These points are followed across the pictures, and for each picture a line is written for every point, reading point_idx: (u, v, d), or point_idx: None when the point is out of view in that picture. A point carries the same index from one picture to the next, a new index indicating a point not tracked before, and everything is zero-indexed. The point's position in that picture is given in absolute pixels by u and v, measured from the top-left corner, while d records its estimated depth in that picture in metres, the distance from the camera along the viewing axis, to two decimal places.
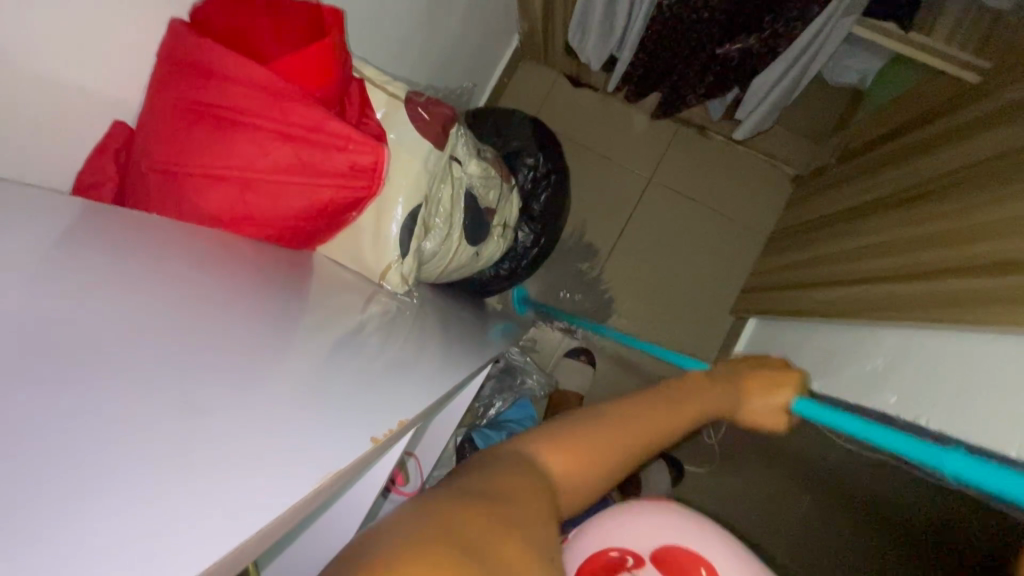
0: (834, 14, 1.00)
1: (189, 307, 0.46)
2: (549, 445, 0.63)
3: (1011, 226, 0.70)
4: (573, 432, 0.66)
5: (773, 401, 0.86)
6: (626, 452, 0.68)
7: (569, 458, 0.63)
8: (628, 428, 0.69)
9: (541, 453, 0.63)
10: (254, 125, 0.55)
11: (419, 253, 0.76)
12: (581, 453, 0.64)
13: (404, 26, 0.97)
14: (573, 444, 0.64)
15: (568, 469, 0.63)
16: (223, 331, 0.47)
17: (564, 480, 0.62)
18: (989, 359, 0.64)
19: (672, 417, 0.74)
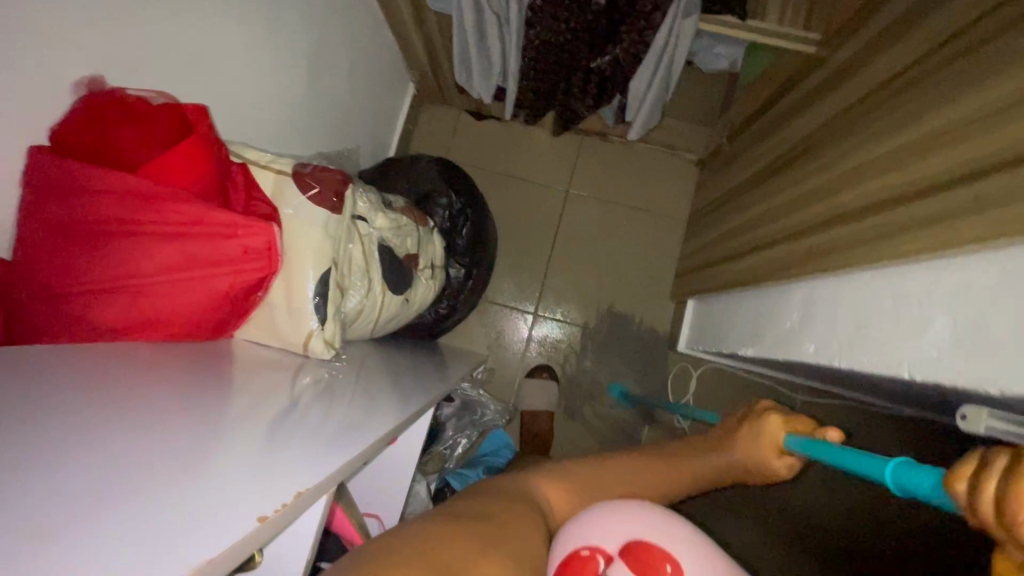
0: (676, 17, 1.06)
1: (87, 426, 0.46)
2: (548, 481, 0.71)
3: (864, 170, 0.77)
4: (561, 471, 0.74)
5: (768, 437, 0.82)
6: (635, 487, 0.77)
7: (563, 492, 0.71)
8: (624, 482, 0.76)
9: (544, 487, 0.69)
10: (134, 233, 0.56)
11: (339, 317, 0.77)
12: (570, 485, 0.72)
13: (289, 100, 1.00)
14: (563, 478, 0.73)
15: (564, 504, 0.69)
16: (127, 442, 0.46)
17: (557, 511, 0.68)
18: (871, 294, 0.71)
19: (673, 471, 0.81)
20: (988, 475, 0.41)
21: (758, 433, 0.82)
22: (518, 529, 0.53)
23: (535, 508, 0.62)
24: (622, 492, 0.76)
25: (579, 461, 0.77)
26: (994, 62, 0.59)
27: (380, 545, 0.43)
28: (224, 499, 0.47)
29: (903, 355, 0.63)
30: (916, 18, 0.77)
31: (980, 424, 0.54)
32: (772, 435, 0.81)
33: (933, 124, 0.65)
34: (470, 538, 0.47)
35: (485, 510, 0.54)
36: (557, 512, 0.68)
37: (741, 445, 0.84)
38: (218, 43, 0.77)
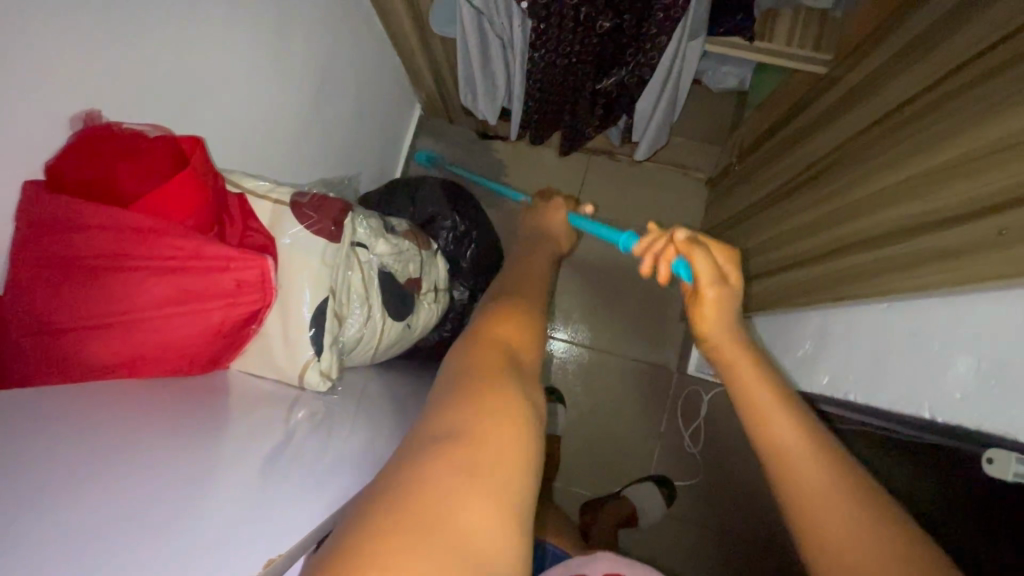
0: (683, 38, 1.02)
1: (71, 476, 0.44)
2: (491, 320, 0.61)
3: (879, 198, 0.74)
4: (491, 309, 0.63)
5: (554, 217, 0.99)
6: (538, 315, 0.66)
7: (515, 324, 0.61)
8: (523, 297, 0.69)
9: (490, 327, 0.59)
10: (128, 269, 0.55)
11: (337, 347, 0.75)
12: (516, 319, 0.61)
13: (292, 125, 1.00)
14: (504, 316, 0.61)
15: (518, 336, 0.59)
16: (109, 497, 0.45)
17: (518, 345, 0.58)
18: (887, 327, 0.68)
19: (536, 277, 0.79)
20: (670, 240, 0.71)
21: (556, 219, 0.98)
22: (506, 413, 0.47)
23: (510, 367, 0.53)
24: (531, 303, 0.69)
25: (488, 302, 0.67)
26: (1016, 87, 0.55)
27: (372, 512, 0.37)
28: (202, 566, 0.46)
29: (923, 396, 0.61)
30: (933, 41, 0.75)
31: (1007, 471, 0.51)
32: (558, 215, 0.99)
33: (954, 150, 0.62)
34: (466, 479, 0.41)
35: (460, 424, 0.45)
36: (515, 345, 0.58)
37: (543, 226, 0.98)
38: (219, 71, 0.77)
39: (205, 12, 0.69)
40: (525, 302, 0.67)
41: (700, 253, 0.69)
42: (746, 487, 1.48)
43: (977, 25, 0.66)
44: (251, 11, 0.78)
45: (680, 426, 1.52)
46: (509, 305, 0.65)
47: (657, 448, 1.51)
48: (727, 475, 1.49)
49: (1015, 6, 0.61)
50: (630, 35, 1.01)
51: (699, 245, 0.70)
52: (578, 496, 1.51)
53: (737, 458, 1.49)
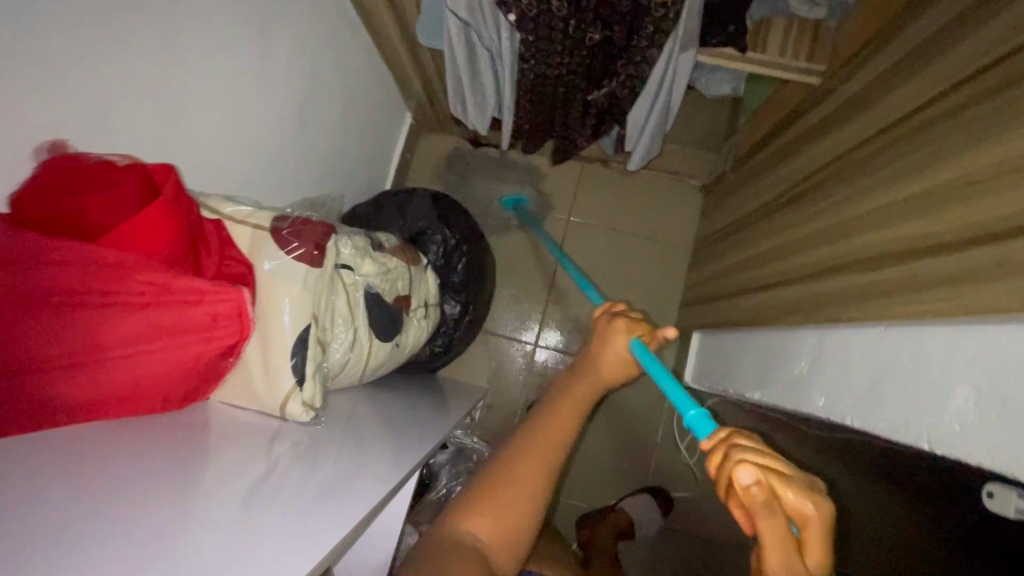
0: (673, 52, 0.99)
1: (45, 513, 0.43)
2: (471, 509, 0.67)
3: (876, 217, 0.72)
4: (478, 493, 0.68)
5: (613, 349, 0.70)
6: (536, 499, 0.68)
7: (492, 517, 0.66)
8: (528, 466, 0.68)
9: (466, 522, 0.66)
10: (99, 304, 0.53)
11: (321, 374, 0.73)
12: (494, 514, 0.66)
13: (278, 140, 0.98)
14: (484, 508, 0.66)
15: (496, 535, 0.66)
16: (89, 533, 0.43)
17: (490, 544, 0.65)
18: (881, 351, 0.66)
19: (556, 430, 0.69)
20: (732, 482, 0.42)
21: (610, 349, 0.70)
22: None
23: (479, 570, 0.61)
24: (530, 484, 0.68)
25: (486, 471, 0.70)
26: (1015, 109, 0.54)
27: None
28: None
29: (920, 426, 0.58)
30: (929, 55, 0.73)
31: (1008, 506, 0.52)
32: (615, 349, 0.70)
33: (951, 173, 0.60)
34: None
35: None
36: (488, 543, 0.65)
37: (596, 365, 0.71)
38: (196, 89, 0.74)
39: (181, 31, 0.68)
40: (520, 487, 0.67)
41: (767, 523, 0.40)
42: None
43: (975, 42, 0.65)
44: (228, 26, 0.76)
45: (675, 437, 1.50)
46: (497, 487, 0.68)
47: (654, 459, 1.50)
48: None
49: (1010, 25, 0.59)
50: (621, 46, 1.00)
51: (774, 510, 0.40)
52: (574, 508, 1.50)
53: None
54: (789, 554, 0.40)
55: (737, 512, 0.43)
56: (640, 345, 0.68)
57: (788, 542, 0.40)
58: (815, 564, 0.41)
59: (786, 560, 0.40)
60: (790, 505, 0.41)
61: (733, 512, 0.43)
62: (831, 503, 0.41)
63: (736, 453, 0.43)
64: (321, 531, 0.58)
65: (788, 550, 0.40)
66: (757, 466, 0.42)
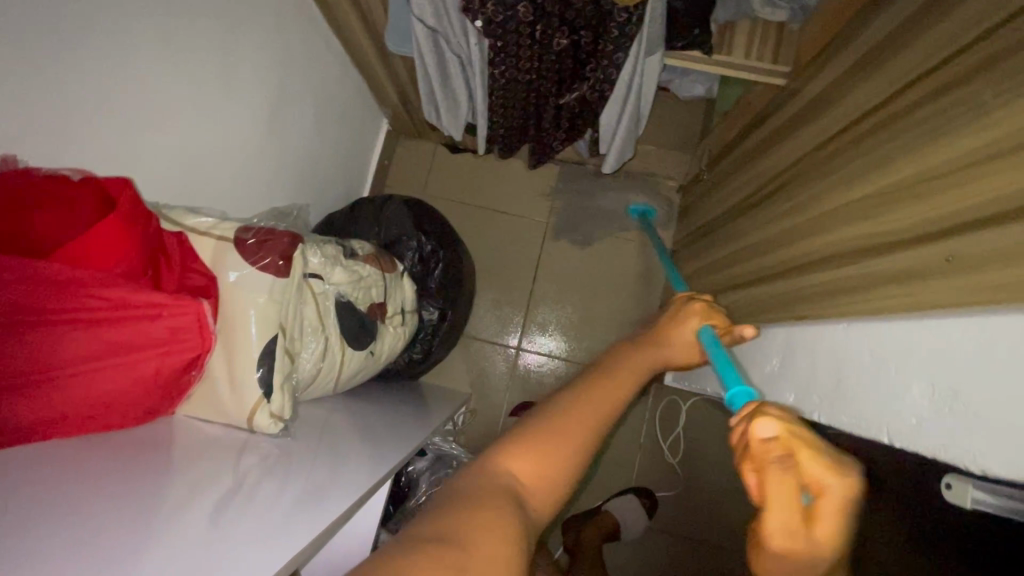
0: (639, 56, 1.00)
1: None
2: (512, 449, 0.57)
3: (837, 216, 0.74)
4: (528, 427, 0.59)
5: (684, 327, 0.73)
6: (592, 438, 0.59)
7: (538, 457, 0.57)
8: (582, 412, 0.60)
9: (506, 463, 0.56)
10: (51, 322, 0.52)
11: (290, 385, 0.73)
12: (546, 444, 0.57)
13: (247, 150, 0.98)
14: (534, 440, 0.58)
15: (540, 474, 0.56)
16: (37, 554, 0.42)
17: (530, 488, 0.55)
18: (843, 347, 0.67)
19: (620, 383, 0.64)
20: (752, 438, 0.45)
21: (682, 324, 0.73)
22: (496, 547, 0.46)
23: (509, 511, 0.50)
24: (585, 430, 0.59)
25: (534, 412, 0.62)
26: (961, 108, 0.55)
27: None
28: None
29: (880, 421, 0.59)
30: (884, 55, 0.75)
31: (967, 497, 0.52)
32: (689, 330, 0.72)
33: (903, 172, 0.62)
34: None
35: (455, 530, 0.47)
36: (529, 487, 0.55)
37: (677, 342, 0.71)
38: (156, 102, 0.74)
39: (138, 44, 0.67)
40: (576, 428, 0.59)
41: (779, 478, 0.42)
42: (726, 497, 1.47)
43: (926, 41, 0.66)
44: (190, 37, 0.75)
45: (659, 437, 1.51)
46: (553, 424, 0.59)
47: (638, 459, 1.50)
48: (708, 485, 1.48)
49: (956, 27, 0.61)
50: (589, 50, 1.00)
51: (786, 464, 0.43)
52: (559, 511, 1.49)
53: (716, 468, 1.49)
54: (787, 515, 0.42)
55: (751, 477, 0.44)
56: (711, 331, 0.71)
57: (789, 506, 0.41)
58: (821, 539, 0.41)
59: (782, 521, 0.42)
60: (806, 469, 0.43)
61: (747, 477, 0.44)
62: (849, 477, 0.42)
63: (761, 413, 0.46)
64: (289, 545, 0.56)
65: (788, 514, 0.41)
66: (792, 434, 0.44)
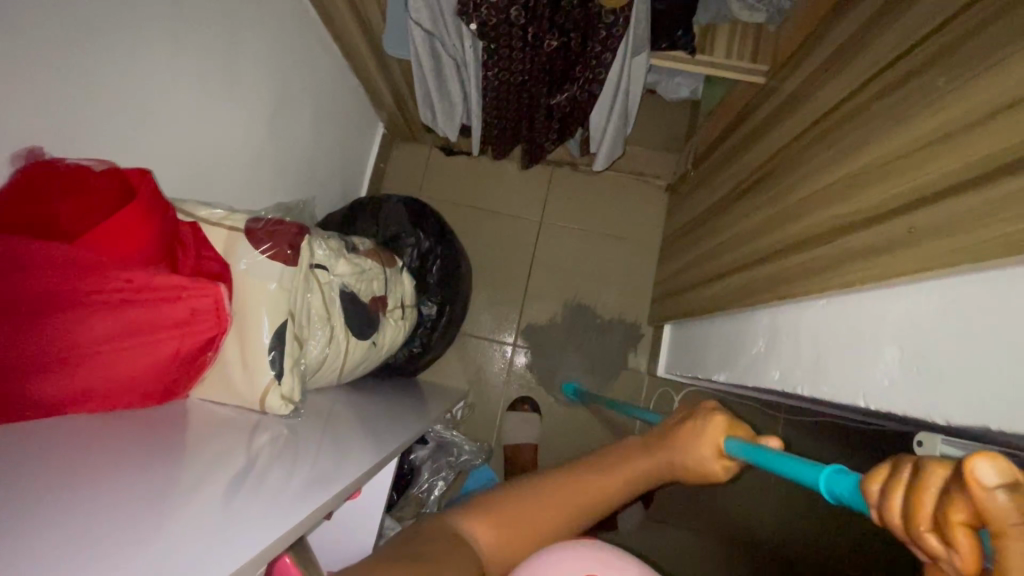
0: (627, 55, 1.05)
1: (29, 496, 0.44)
2: (477, 517, 0.69)
3: (814, 200, 0.78)
4: (502, 499, 0.71)
5: (699, 450, 0.64)
6: (552, 527, 0.70)
7: (494, 528, 0.68)
8: (548, 504, 0.70)
9: (467, 528, 0.67)
10: (78, 303, 0.55)
11: (298, 369, 0.76)
12: (508, 518, 0.69)
13: (251, 150, 1.01)
14: (495, 517, 0.69)
15: (497, 546, 0.68)
16: (69, 514, 0.45)
17: (486, 554, 0.67)
18: (823, 322, 0.72)
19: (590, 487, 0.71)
20: (983, 502, 0.31)
21: (701, 439, 0.64)
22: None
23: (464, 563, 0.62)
24: (548, 517, 0.70)
25: (512, 485, 0.73)
26: (921, 95, 0.60)
27: None
28: (171, 556, 0.45)
29: (858, 386, 0.63)
30: (853, 51, 0.80)
31: (935, 451, 0.52)
32: (708, 444, 0.63)
33: (872, 155, 0.66)
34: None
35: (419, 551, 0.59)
36: (488, 552, 0.67)
37: (678, 448, 0.67)
38: (167, 99, 0.77)
39: (149, 43, 0.70)
40: (540, 515, 0.70)
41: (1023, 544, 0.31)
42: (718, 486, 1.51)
43: (888, 38, 0.71)
44: (197, 38, 0.79)
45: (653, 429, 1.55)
46: (516, 503, 0.71)
47: None
48: None
49: (916, 22, 0.66)
50: (578, 51, 1.05)
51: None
52: None
53: None
54: None
55: (962, 536, 0.33)
56: (742, 447, 0.60)
57: None
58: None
59: None
60: None
61: (959, 539, 0.33)
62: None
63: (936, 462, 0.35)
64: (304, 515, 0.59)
65: None
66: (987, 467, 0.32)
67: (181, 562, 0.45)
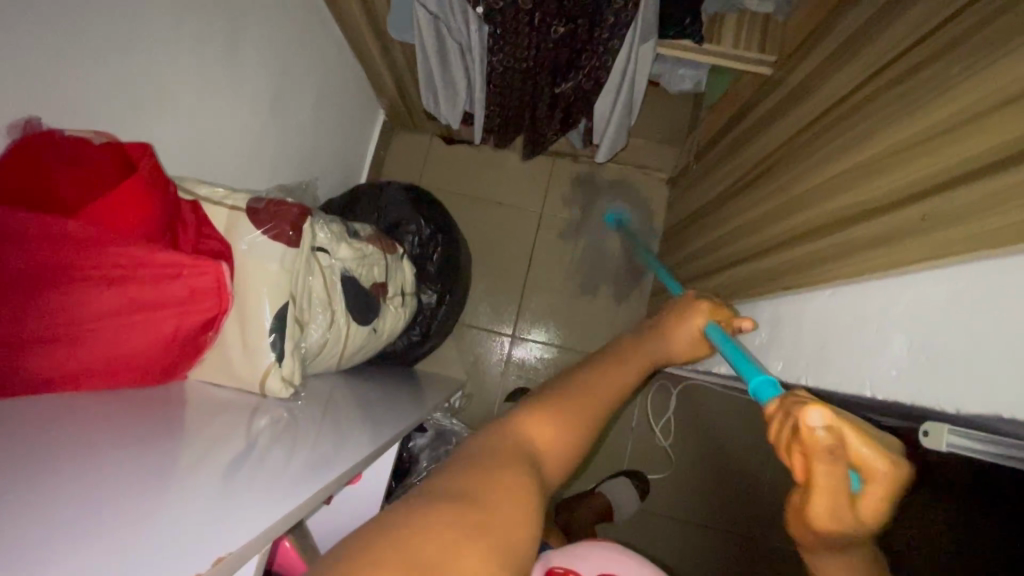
0: (634, 43, 1.04)
1: (24, 472, 0.43)
2: (535, 415, 0.63)
3: (821, 190, 0.78)
4: (545, 398, 0.66)
5: (687, 328, 0.79)
6: (598, 416, 0.67)
7: (550, 424, 0.63)
8: (583, 400, 0.67)
9: (527, 427, 0.61)
10: (74, 278, 0.53)
11: (299, 352, 0.75)
12: (564, 411, 0.65)
13: (252, 132, 0.99)
14: (552, 407, 0.64)
15: (551, 442, 0.61)
16: (63, 493, 0.43)
17: (547, 450, 0.61)
18: (829, 312, 0.71)
19: (619, 370, 0.73)
20: (808, 438, 0.48)
21: (687, 322, 0.79)
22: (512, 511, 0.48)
23: (526, 471, 0.54)
24: (595, 407, 0.67)
25: (550, 388, 0.69)
26: (935, 83, 0.60)
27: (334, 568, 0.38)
28: (165, 540, 0.43)
29: (864, 376, 0.63)
30: (863, 41, 0.79)
31: (942, 441, 0.51)
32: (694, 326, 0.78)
33: (883, 144, 0.66)
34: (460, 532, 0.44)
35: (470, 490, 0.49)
36: (546, 448, 0.61)
37: (670, 335, 0.78)
38: (166, 77, 0.75)
39: (149, 16, 0.69)
40: (585, 404, 0.66)
41: (827, 469, 0.47)
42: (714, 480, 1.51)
43: (900, 26, 0.71)
44: (198, 14, 0.77)
45: (650, 422, 1.55)
46: (563, 394, 0.67)
47: (630, 444, 1.54)
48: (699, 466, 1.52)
49: (929, 10, 0.66)
50: (585, 39, 1.04)
51: (836, 457, 0.47)
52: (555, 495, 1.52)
53: (707, 449, 1.53)
54: (840, 498, 0.48)
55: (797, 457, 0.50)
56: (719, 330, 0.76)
57: (838, 491, 0.48)
58: (869, 509, 0.48)
59: (842, 503, 0.48)
60: (854, 450, 0.47)
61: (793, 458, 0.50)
62: (899, 465, 0.48)
63: (808, 402, 0.49)
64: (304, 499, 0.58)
65: (845, 495, 0.48)
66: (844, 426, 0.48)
67: (177, 545, 0.43)
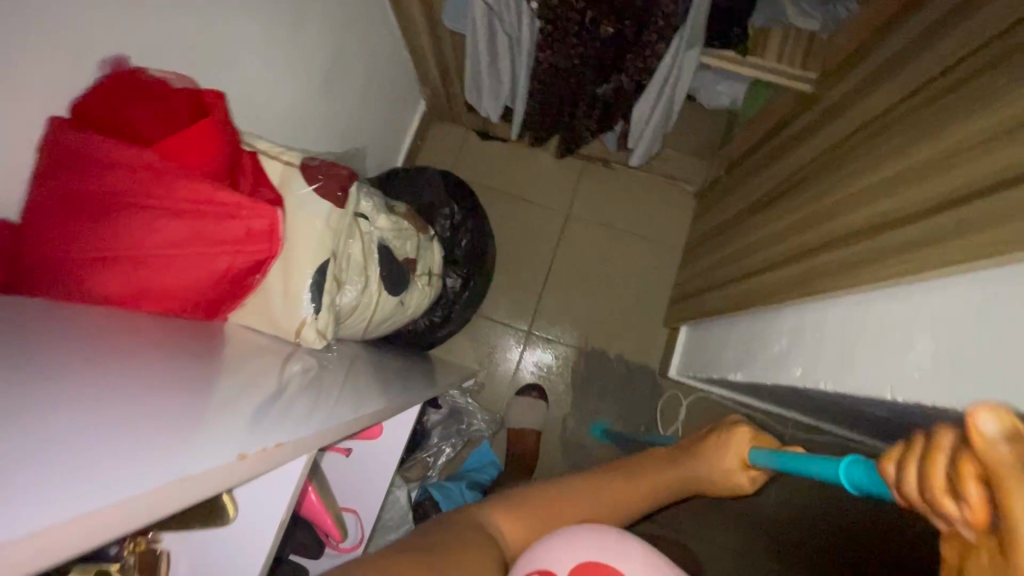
0: (680, 47, 1.08)
1: (92, 358, 0.47)
2: (497, 509, 0.69)
3: (853, 201, 0.78)
4: (522, 496, 0.71)
5: (724, 458, 0.73)
6: (574, 526, 0.70)
7: (521, 521, 0.69)
8: (576, 500, 0.72)
9: (493, 521, 0.67)
10: (144, 205, 0.57)
11: (334, 309, 0.78)
12: (530, 514, 0.69)
13: (304, 102, 1.03)
14: (519, 508, 0.70)
15: (519, 537, 0.67)
16: (126, 381, 0.47)
17: (513, 545, 0.67)
18: (855, 317, 0.72)
19: (633, 489, 0.74)
20: (984, 453, 0.31)
21: (723, 453, 0.73)
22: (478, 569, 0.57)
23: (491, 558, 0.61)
24: (577, 515, 0.70)
25: (534, 484, 0.74)
26: (979, 95, 0.61)
27: None
28: (209, 439, 0.46)
29: (887, 379, 0.64)
30: (907, 59, 0.81)
31: None
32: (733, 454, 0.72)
33: (922, 153, 0.67)
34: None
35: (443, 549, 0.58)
36: (511, 543, 0.67)
37: (704, 463, 0.74)
38: (236, 36, 0.79)
39: None
40: (570, 510, 0.70)
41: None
42: None
43: (946, 44, 0.73)
44: None
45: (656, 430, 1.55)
46: (542, 493, 0.72)
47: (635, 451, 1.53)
48: None
49: (979, 28, 0.67)
50: (631, 42, 1.06)
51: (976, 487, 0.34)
52: None
53: None
54: None
55: (972, 489, 0.32)
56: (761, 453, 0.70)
57: None
58: None
59: None
60: None
61: (967, 492, 0.32)
62: None
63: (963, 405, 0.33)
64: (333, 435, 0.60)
65: None
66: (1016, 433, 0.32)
67: (220, 444, 0.46)
